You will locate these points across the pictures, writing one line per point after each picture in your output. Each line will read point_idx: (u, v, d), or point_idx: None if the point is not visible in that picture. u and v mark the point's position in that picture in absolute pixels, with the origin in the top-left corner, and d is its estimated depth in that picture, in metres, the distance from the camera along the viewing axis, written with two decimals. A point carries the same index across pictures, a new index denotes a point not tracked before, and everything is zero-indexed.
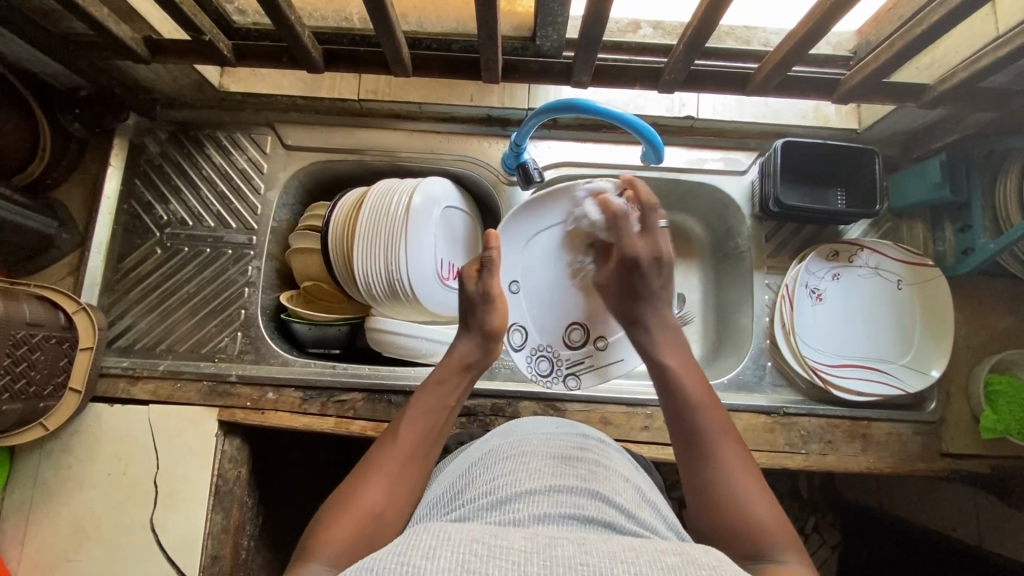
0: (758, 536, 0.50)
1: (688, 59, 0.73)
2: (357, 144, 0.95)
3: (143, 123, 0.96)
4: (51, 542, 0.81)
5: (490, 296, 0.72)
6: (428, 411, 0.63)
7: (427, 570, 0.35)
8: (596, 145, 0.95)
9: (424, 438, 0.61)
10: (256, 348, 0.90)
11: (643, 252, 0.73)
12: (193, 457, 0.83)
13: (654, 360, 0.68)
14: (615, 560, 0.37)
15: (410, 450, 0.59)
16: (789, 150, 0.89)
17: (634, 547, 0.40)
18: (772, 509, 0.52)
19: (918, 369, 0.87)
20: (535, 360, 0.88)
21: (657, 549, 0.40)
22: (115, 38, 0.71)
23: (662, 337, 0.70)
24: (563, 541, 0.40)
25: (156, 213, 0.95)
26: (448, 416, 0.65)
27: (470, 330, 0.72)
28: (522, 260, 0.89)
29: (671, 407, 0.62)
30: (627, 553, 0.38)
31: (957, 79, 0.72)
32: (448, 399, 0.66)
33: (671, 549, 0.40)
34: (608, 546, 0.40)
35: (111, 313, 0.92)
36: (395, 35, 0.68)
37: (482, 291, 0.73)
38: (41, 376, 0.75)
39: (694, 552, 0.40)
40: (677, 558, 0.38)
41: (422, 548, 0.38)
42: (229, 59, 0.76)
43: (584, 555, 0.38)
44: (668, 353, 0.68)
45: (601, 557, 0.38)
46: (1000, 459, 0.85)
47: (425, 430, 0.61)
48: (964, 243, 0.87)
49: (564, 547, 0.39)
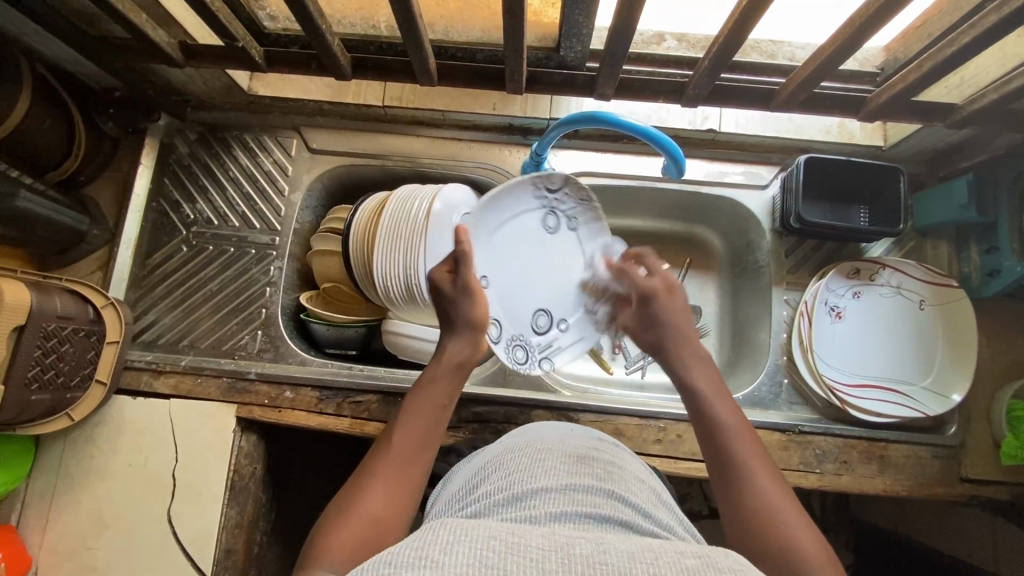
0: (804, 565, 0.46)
1: (713, 74, 0.73)
2: (381, 149, 0.97)
3: (173, 123, 0.99)
4: (73, 530, 0.83)
5: (468, 285, 0.71)
6: (420, 412, 0.62)
7: (446, 565, 0.36)
8: (615, 156, 0.95)
9: (419, 441, 0.60)
10: (275, 347, 0.92)
11: (655, 285, 0.71)
12: (209, 452, 0.85)
13: (684, 382, 0.63)
14: (633, 561, 0.38)
15: (405, 455, 0.58)
16: (811, 167, 0.88)
17: (652, 548, 0.40)
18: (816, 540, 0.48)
19: (939, 392, 0.86)
20: (512, 350, 0.83)
21: (675, 551, 0.40)
22: (152, 43, 0.73)
23: (687, 354, 0.66)
24: (581, 540, 0.40)
25: (183, 212, 0.97)
26: (443, 414, 0.64)
27: (455, 328, 0.70)
28: (488, 255, 0.80)
29: (708, 441, 0.57)
30: (645, 554, 0.39)
31: (987, 100, 0.71)
32: (442, 396, 0.64)
33: (691, 551, 0.40)
34: (626, 546, 0.40)
35: (136, 308, 0.94)
36: (422, 44, 0.69)
37: (460, 285, 0.71)
38: (69, 367, 0.78)
39: (713, 555, 0.39)
40: (697, 561, 0.38)
41: (440, 542, 0.38)
42: (260, 65, 0.77)
43: (602, 554, 0.38)
44: (700, 378, 0.63)
45: (620, 558, 0.38)
46: (1021, 486, 0.83)
47: (422, 431, 0.60)
48: (990, 265, 0.85)
49: (582, 547, 0.39)
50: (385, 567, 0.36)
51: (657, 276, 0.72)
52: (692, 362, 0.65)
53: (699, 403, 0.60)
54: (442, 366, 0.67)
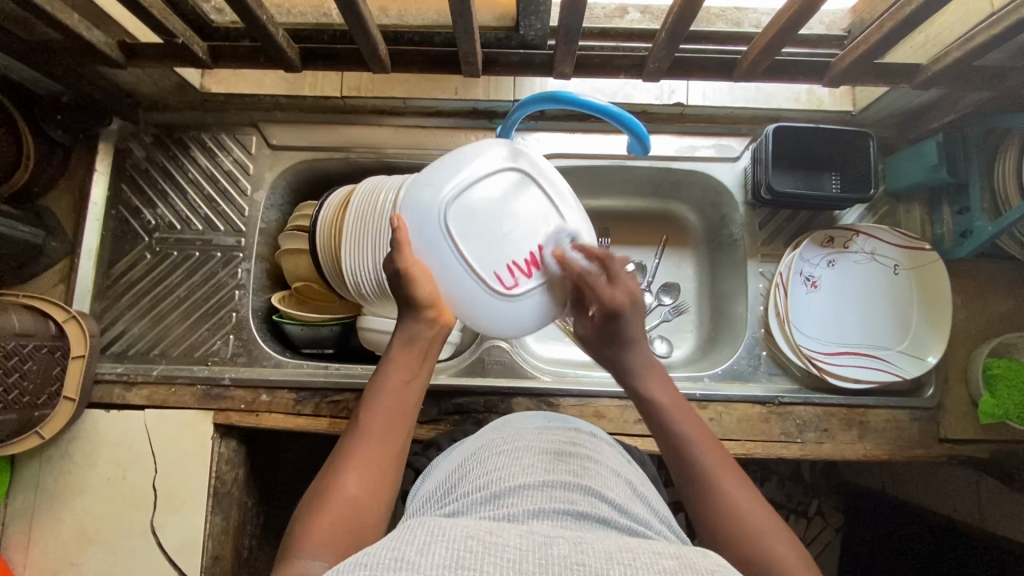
0: (777, 571, 0.47)
1: (672, 45, 0.70)
2: (343, 141, 0.94)
3: (127, 127, 0.95)
4: (56, 548, 0.82)
5: (403, 270, 0.62)
6: (391, 391, 0.60)
7: (421, 568, 0.35)
8: (585, 136, 0.94)
9: (393, 417, 0.58)
10: (249, 350, 0.90)
11: (622, 300, 0.66)
12: (190, 460, 0.84)
13: (641, 398, 0.65)
14: (612, 561, 0.37)
15: (384, 426, 0.57)
16: (780, 136, 0.87)
17: (631, 549, 0.40)
18: (793, 546, 0.49)
19: (916, 355, 0.86)
20: None
21: (654, 551, 0.40)
22: (88, 44, 0.70)
23: (649, 377, 0.66)
24: (559, 540, 0.40)
25: (144, 218, 0.94)
26: (413, 392, 0.61)
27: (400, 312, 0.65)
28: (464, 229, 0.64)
29: (676, 462, 0.58)
30: (624, 554, 0.38)
31: (952, 58, 0.69)
32: (405, 374, 0.61)
33: (669, 552, 0.40)
34: (604, 546, 0.40)
35: (103, 320, 0.92)
36: (370, 30, 0.67)
37: (394, 270, 0.63)
38: (34, 386, 0.76)
39: (692, 556, 0.39)
40: (675, 562, 0.38)
41: (416, 543, 0.38)
42: (205, 61, 0.74)
43: (580, 555, 0.38)
44: (655, 389, 0.64)
45: (598, 558, 0.38)
46: (998, 443, 0.84)
47: (394, 409, 0.59)
48: (962, 226, 0.85)
49: (560, 546, 0.39)
50: (361, 568, 0.35)
51: (620, 286, 0.66)
52: (658, 380, 0.65)
53: (656, 415, 0.63)
54: (401, 348, 0.63)
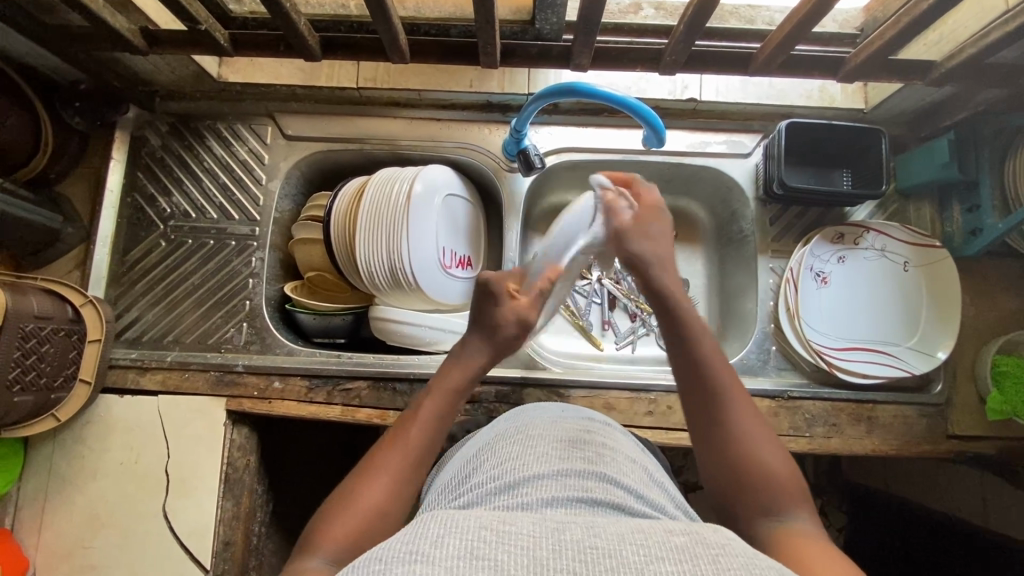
0: (772, 489, 0.53)
1: (689, 39, 0.71)
2: (358, 132, 0.95)
3: (143, 115, 0.96)
4: (68, 530, 0.82)
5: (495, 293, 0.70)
6: (433, 404, 0.62)
7: (436, 559, 0.35)
8: (598, 130, 0.94)
9: (431, 429, 0.60)
10: (261, 338, 0.91)
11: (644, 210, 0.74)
12: (202, 446, 0.84)
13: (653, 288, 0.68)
14: (624, 542, 0.38)
15: (421, 439, 0.58)
16: (792, 132, 0.87)
17: (642, 529, 0.40)
18: (785, 462, 0.55)
19: (924, 351, 0.87)
20: (624, 344, 1.01)
21: (666, 530, 0.40)
22: (112, 30, 0.71)
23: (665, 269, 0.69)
24: (571, 525, 0.41)
25: (159, 206, 0.95)
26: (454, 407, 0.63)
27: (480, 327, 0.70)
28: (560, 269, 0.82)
29: (687, 376, 0.61)
30: (636, 535, 0.39)
31: (967, 54, 0.70)
32: (459, 390, 0.65)
33: (681, 529, 0.40)
34: (617, 527, 0.40)
35: (117, 307, 0.93)
36: (391, 20, 0.67)
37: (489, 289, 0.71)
38: (51, 368, 0.76)
39: (703, 532, 0.40)
40: (686, 539, 0.39)
41: (429, 536, 0.38)
42: (226, 49, 0.75)
43: (592, 537, 0.39)
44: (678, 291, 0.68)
45: (611, 540, 0.38)
46: (1005, 440, 0.84)
47: (433, 421, 0.60)
48: (971, 224, 0.86)
49: (573, 530, 0.40)
50: (375, 563, 0.36)
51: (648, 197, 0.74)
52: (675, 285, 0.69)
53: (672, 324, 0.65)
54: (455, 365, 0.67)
